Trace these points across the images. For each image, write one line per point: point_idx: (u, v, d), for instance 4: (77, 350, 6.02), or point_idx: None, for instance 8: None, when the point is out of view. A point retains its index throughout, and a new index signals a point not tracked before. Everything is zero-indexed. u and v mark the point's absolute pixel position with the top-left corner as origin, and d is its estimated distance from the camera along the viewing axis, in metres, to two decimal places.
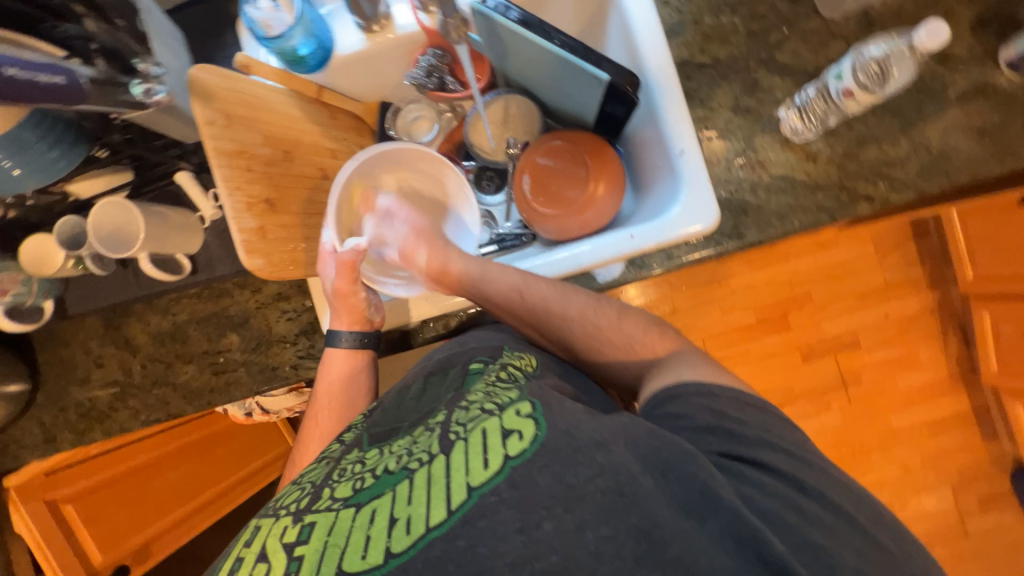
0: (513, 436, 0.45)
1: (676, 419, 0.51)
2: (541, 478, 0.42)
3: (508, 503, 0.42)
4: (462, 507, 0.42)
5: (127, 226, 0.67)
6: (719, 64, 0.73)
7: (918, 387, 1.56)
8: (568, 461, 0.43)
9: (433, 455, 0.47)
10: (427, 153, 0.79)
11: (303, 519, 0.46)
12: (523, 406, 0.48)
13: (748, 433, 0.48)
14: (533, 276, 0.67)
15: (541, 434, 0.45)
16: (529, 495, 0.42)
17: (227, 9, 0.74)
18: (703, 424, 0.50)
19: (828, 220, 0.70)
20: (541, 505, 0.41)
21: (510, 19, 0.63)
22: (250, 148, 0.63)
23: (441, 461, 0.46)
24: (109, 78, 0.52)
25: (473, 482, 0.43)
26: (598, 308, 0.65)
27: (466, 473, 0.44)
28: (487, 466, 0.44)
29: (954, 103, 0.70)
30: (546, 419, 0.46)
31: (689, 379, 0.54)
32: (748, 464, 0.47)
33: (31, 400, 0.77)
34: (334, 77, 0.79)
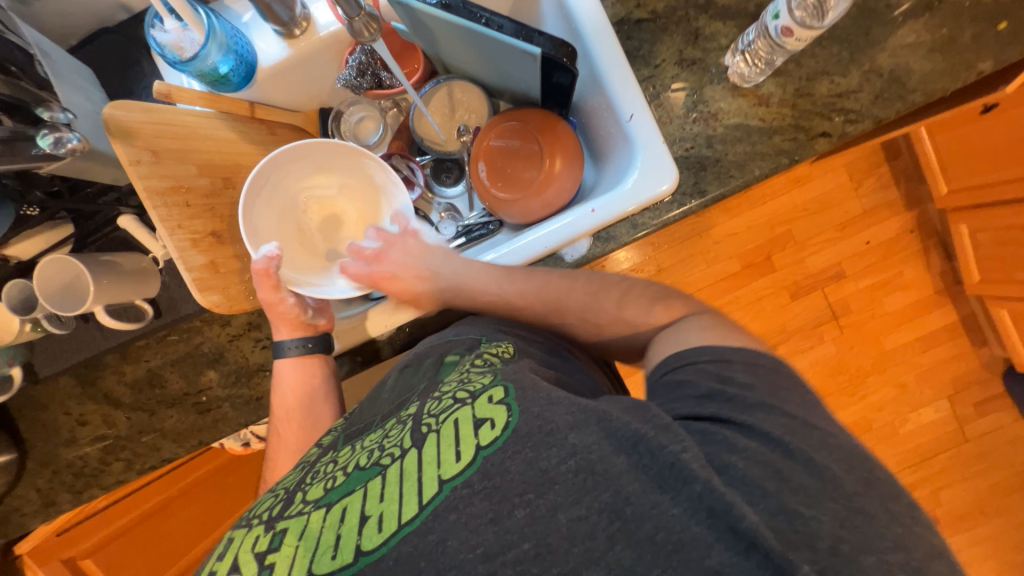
0: (484, 425, 0.46)
1: (680, 387, 0.50)
2: (513, 466, 0.43)
3: (480, 496, 0.42)
4: (433, 501, 0.43)
5: (77, 281, 0.65)
6: (658, 17, 0.70)
7: (905, 307, 1.58)
8: (539, 446, 0.44)
9: (404, 450, 0.48)
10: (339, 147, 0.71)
11: (275, 526, 0.48)
12: (496, 393, 0.49)
13: (749, 396, 0.46)
14: (524, 275, 0.68)
15: (513, 421, 0.46)
16: (501, 484, 0.42)
17: (139, 36, 0.70)
18: (706, 389, 0.48)
19: (788, 163, 0.68)
20: (514, 493, 0.42)
21: (430, 3, 0.60)
22: (185, 182, 0.61)
23: (413, 456, 0.47)
24: (16, 133, 0.49)
25: (443, 476, 0.44)
26: (598, 295, 0.64)
27: (437, 467, 0.45)
28: (459, 458, 0.45)
29: (901, 23, 0.68)
30: (518, 405, 0.47)
31: (704, 348, 0.52)
32: (735, 428, 0.45)
33: (22, 467, 0.76)
34: (264, 91, 0.75)
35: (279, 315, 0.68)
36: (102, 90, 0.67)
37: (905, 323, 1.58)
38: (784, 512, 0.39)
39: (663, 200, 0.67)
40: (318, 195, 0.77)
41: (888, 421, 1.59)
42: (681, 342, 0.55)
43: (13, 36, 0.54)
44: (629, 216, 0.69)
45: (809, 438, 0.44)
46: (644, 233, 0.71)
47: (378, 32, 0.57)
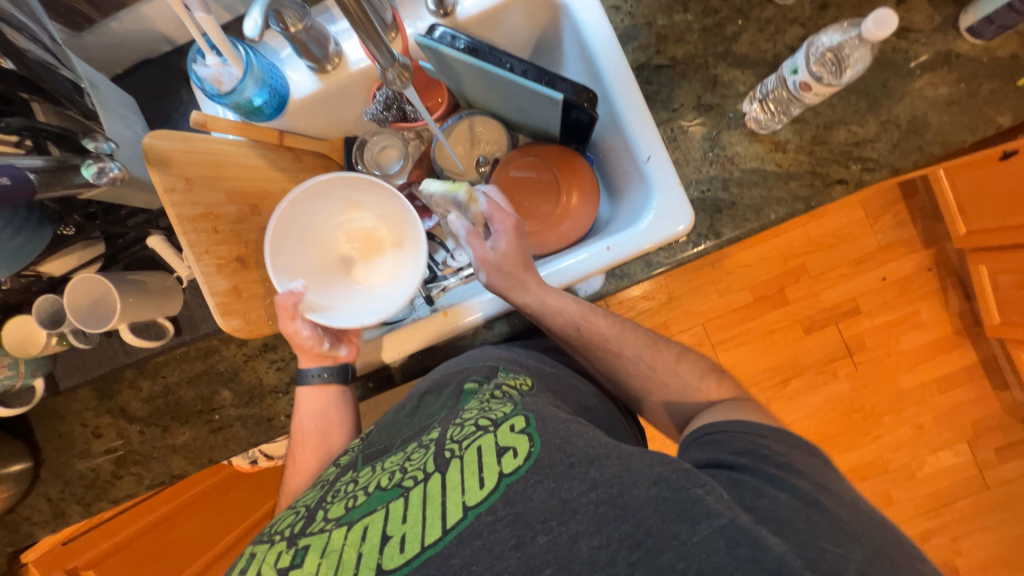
0: (507, 454, 0.46)
1: (713, 443, 0.51)
2: (536, 493, 0.43)
3: (504, 521, 0.42)
4: (457, 526, 0.43)
5: (104, 298, 0.67)
6: (678, 63, 0.71)
7: (921, 347, 1.55)
8: (561, 477, 0.43)
9: (428, 473, 0.47)
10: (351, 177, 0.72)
11: (297, 543, 0.48)
12: (517, 422, 0.49)
13: (781, 459, 0.47)
14: (591, 310, 0.68)
15: (536, 450, 0.45)
16: (524, 511, 0.42)
17: (178, 68, 0.73)
18: (743, 446, 0.49)
19: (804, 208, 0.69)
20: (536, 520, 0.41)
21: (458, 48, 0.63)
22: (214, 209, 0.63)
23: (437, 480, 0.46)
24: (62, 163, 0.51)
25: (469, 501, 0.44)
26: (655, 350, 0.66)
27: (461, 493, 0.44)
28: (483, 486, 0.44)
29: (919, 76, 0.68)
30: (540, 435, 0.47)
31: (747, 421, 0.52)
32: (764, 480, 0.45)
33: (36, 476, 0.77)
34: (293, 121, 0.78)
35: (300, 347, 0.69)
36: (141, 117, 0.70)
37: (922, 363, 1.55)
38: (807, 546, 0.40)
39: (679, 239, 0.68)
40: (355, 229, 0.80)
41: (905, 463, 1.55)
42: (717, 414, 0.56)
43: (66, 70, 0.56)
44: (643, 254, 0.69)
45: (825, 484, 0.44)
46: (658, 271, 0.72)
47: (407, 79, 0.59)
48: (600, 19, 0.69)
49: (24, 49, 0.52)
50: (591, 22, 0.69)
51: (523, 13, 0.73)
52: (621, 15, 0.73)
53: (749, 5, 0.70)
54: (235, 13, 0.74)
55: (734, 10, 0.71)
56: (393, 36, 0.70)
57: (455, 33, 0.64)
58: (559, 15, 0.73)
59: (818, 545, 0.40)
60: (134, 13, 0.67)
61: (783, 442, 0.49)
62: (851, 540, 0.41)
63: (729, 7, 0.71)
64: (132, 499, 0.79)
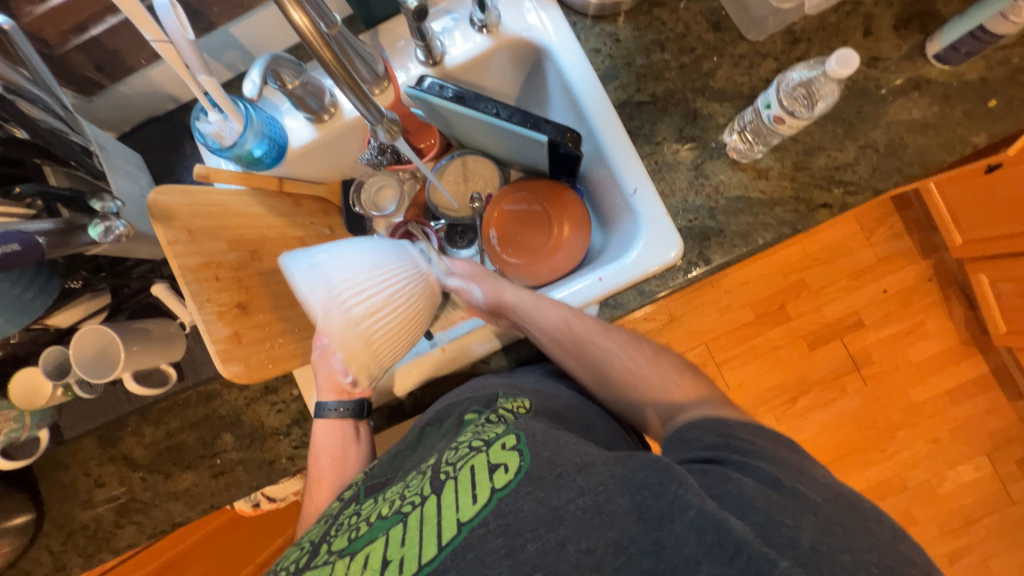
0: (498, 470, 0.46)
1: (687, 442, 0.51)
2: (526, 504, 0.43)
3: (496, 531, 0.42)
4: (452, 542, 0.43)
5: (109, 347, 0.69)
6: (658, 99, 0.74)
7: (928, 359, 1.53)
8: (551, 486, 0.43)
9: (424, 496, 0.47)
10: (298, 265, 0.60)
11: None
12: (509, 440, 0.49)
13: (747, 446, 0.47)
14: (579, 312, 0.68)
15: (525, 464, 0.45)
16: (514, 521, 0.42)
17: (183, 124, 0.77)
18: (709, 442, 0.49)
19: (791, 232, 0.70)
20: (527, 528, 0.42)
21: (446, 97, 0.67)
22: (216, 257, 0.65)
23: (432, 502, 0.46)
24: (71, 223, 0.54)
25: (462, 518, 0.44)
26: (636, 346, 0.66)
27: (456, 511, 0.44)
28: (475, 501, 0.44)
29: (892, 101, 0.71)
30: (529, 449, 0.47)
31: (704, 416, 0.53)
32: (731, 467, 0.46)
33: (39, 528, 0.77)
34: (292, 168, 0.81)
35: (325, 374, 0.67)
36: (147, 172, 0.73)
37: (931, 375, 1.52)
38: None
39: (674, 265, 0.69)
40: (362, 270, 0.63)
41: (924, 479, 1.50)
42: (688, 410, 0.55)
43: (76, 135, 0.60)
44: (638, 283, 0.70)
45: (822, 492, 0.43)
46: (654, 299, 0.72)
47: (397, 133, 0.64)
48: (581, 63, 0.73)
49: (36, 118, 0.55)
50: (573, 65, 0.73)
51: (508, 58, 0.77)
52: (602, 57, 0.76)
53: (723, 43, 0.74)
54: (236, 71, 0.79)
55: (709, 47, 0.74)
56: (385, 86, 0.73)
57: (442, 83, 0.68)
58: (542, 60, 0.77)
59: (815, 539, 0.39)
60: (141, 77, 0.71)
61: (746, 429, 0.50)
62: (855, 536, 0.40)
63: (704, 45, 0.74)
64: (134, 548, 0.78)
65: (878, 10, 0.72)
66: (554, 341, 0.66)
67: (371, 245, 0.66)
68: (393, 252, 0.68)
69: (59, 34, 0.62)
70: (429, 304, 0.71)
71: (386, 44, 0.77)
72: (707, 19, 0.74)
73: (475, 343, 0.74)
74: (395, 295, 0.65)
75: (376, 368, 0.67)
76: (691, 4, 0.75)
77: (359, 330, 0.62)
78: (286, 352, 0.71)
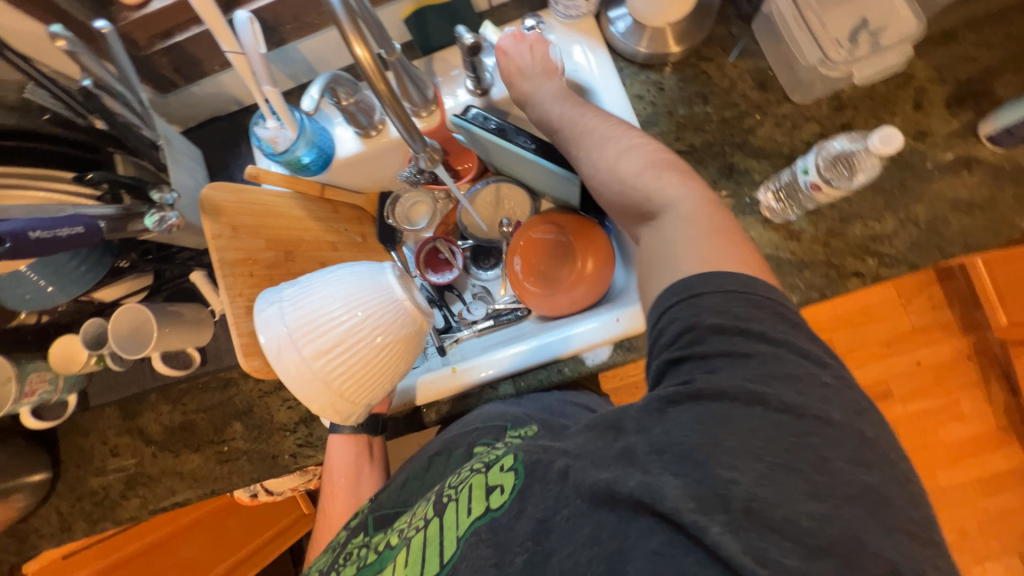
0: (494, 491, 0.48)
1: (674, 322, 0.45)
2: (520, 523, 0.43)
3: (487, 542, 0.44)
4: (451, 558, 0.46)
5: (143, 326, 0.73)
6: (696, 150, 0.75)
7: (959, 442, 1.44)
8: (540, 501, 0.43)
9: (428, 519, 0.52)
10: (266, 307, 0.58)
11: None
12: (506, 461, 0.50)
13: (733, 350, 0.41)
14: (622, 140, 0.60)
15: (518, 484, 0.46)
16: (505, 538, 0.43)
17: (242, 126, 0.83)
18: (687, 327, 0.44)
19: (819, 297, 0.69)
20: (516, 543, 0.43)
21: (488, 129, 0.71)
22: (254, 255, 0.68)
23: (435, 524, 0.50)
24: (130, 211, 0.58)
25: (460, 533, 0.47)
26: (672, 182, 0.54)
27: (455, 529, 0.48)
28: (471, 514, 0.48)
29: (938, 177, 0.69)
30: (523, 467, 0.47)
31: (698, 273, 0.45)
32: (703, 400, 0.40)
33: (52, 488, 0.81)
34: (335, 176, 0.85)
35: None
36: (203, 167, 0.79)
37: (961, 459, 1.44)
38: None
39: None
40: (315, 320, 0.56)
41: None
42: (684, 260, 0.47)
43: (147, 129, 0.65)
44: None
45: None
46: None
47: (435, 161, 0.67)
48: (623, 107, 0.75)
49: (115, 111, 0.60)
50: (615, 108, 0.75)
51: None
52: (644, 103, 0.77)
53: (767, 102, 0.74)
54: (297, 82, 0.84)
55: (752, 105, 0.74)
56: (433, 110, 0.77)
57: (486, 115, 0.71)
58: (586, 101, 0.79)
59: None
60: (212, 80, 0.76)
61: (715, 298, 0.43)
62: (794, 480, 0.36)
63: (748, 102, 0.75)
64: (134, 521, 0.81)
65: (930, 85, 0.71)
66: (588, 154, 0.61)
67: (341, 271, 0.59)
68: (363, 279, 0.57)
69: (148, 38, 0.68)
70: (399, 343, 0.58)
71: (438, 71, 0.81)
72: (754, 77, 0.75)
73: (483, 368, 0.75)
74: (352, 332, 0.56)
75: (346, 408, 0.60)
76: (738, 61, 0.76)
77: (314, 371, 0.56)
78: None
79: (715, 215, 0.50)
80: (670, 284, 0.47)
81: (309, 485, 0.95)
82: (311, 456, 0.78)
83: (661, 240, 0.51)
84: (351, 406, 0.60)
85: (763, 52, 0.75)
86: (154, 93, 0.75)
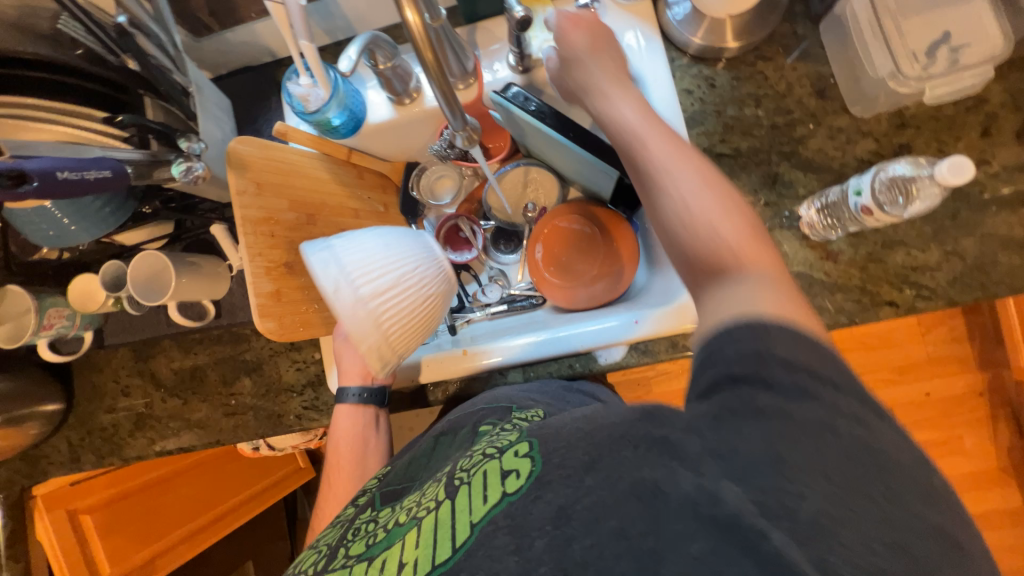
0: (509, 475, 0.40)
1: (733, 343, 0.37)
2: (537, 509, 0.37)
3: (505, 530, 0.37)
4: (465, 544, 0.39)
5: (161, 273, 0.73)
6: (740, 155, 0.71)
7: (957, 477, 1.43)
8: (560, 489, 0.37)
9: (438, 501, 0.44)
10: (308, 253, 0.55)
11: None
12: (521, 446, 0.42)
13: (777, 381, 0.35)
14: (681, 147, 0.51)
15: (537, 469, 0.39)
16: (522, 523, 0.37)
17: (273, 80, 0.80)
18: (740, 365, 0.36)
19: (847, 323, 0.66)
20: (534, 527, 0.36)
21: (529, 109, 0.67)
22: (276, 214, 0.67)
23: (447, 506, 0.43)
24: (156, 158, 0.56)
25: (475, 519, 0.40)
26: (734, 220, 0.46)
27: (469, 513, 0.41)
28: (487, 501, 0.40)
29: (994, 211, 0.66)
30: (542, 454, 0.40)
31: (751, 314, 0.38)
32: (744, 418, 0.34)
33: (64, 420, 0.83)
34: (364, 141, 0.83)
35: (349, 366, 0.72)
36: (232, 118, 0.77)
37: (955, 494, 1.43)
38: None
39: None
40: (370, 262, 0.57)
41: None
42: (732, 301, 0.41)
43: (178, 75, 0.63)
44: (673, 334, 0.70)
45: None
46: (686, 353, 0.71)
47: (474, 140, 0.65)
48: (670, 101, 0.71)
49: (147, 52, 0.58)
50: (662, 102, 0.71)
51: None
52: (692, 99, 0.73)
53: (823, 111, 0.70)
54: (334, 38, 0.81)
55: (807, 113, 0.70)
56: (471, 83, 0.74)
57: (528, 94, 0.68)
58: None
59: None
60: (248, 28, 0.74)
61: (788, 337, 0.37)
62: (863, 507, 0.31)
63: (803, 109, 0.71)
64: (140, 460, 0.83)
65: (1002, 112, 0.66)
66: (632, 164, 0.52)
67: (383, 229, 0.63)
68: (406, 241, 0.62)
69: None
70: (438, 301, 0.63)
71: (480, 42, 0.77)
72: (813, 83, 0.71)
73: (494, 354, 0.74)
74: (404, 280, 0.59)
75: (383, 360, 0.59)
76: (798, 64, 0.71)
77: (368, 311, 0.55)
78: (317, 319, 0.72)
79: (766, 258, 0.44)
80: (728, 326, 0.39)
81: (309, 445, 0.97)
82: (315, 419, 0.79)
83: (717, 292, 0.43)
84: (388, 359, 0.59)
85: (826, 57, 0.71)
86: (188, 36, 0.73)
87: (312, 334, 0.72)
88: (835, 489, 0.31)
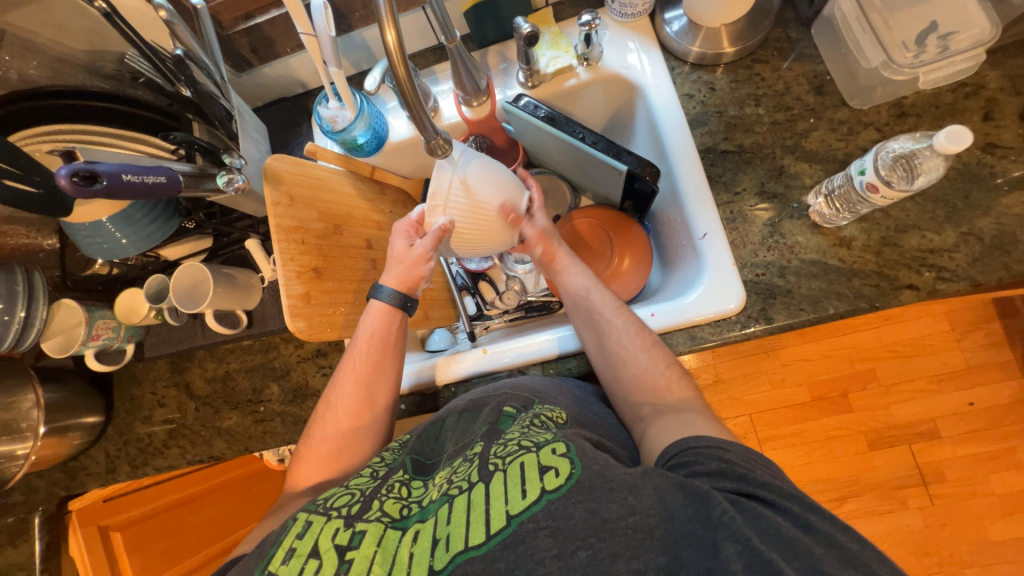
0: (549, 473, 0.48)
1: (689, 467, 0.49)
2: (577, 512, 0.45)
3: (546, 531, 0.45)
4: (501, 533, 0.46)
5: (200, 285, 0.77)
6: (744, 151, 0.74)
7: (1017, 493, 1.31)
8: (600, 498, 0.46)
9: (472, 483, 0.51)
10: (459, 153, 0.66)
11: (354, 525, 0.51)
12: (558, 446, 0.51)
13: (756, 476, 0.46)
14: (601, 286, 0.73)
15: (575, 472, 0.48)
16: (565, 526, 0.45)
17: (305, 109, 0.88)
18: (715, 469, 0.47)
19: (866, 308, 0.66)
20: (577, 536, 0.44)
21: (538, 115, 0.73)
22: (307, 224, 0.71)
23: (481, 489, 0.50)
24: (202, 171, 0.62)
25: (511, 510, 0.47)
26: (638, 331, 0.67)
27: (505, 503, 0.47)
28: (525, 496, 0.47)
29: (1006, 191, 0.66)
30: (580, 459, 0.49)
31: (703, 435, 0.52)
32: (783, 511, 0.43)
33: (103, 432, 0.86)
34: (386, 159, 0.89)
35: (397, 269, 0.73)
36: (267, 141, 0.84)
37: (1017, 514, 1.31)
38: None
39: (730, 316, 0.69)
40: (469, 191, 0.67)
41: None
42: (679, 426, 0.54)
43: (224, 101, 0.69)
44: (690, 325, 0.70)
45: None
46: (703, 347, 0.70)
47: (450, 149, 0.62)
48: (673, 104, 0.76)
49: (201, 82, 0.64)
50: (664, 107, 0.76)
51: (603, 90, 0.82)
52: (694, 102, 0.77)
53: (823, 106, 0.73)
54: (359, 68, 0.90)
55: (807, 108, 0.73)
56: (483, 100, 0.79)
57: (537, 102, 0.74)
58: (636, 97, 0.81)
59: None
60: (283, 62, 0.82)
61: (740, 451, 0.49)
62: (829, 545, 0.42)
63: (802, 105, 0.74)
64: (171, 470, 0.85)
65: (1003, 96, 0.68)
66: (573, 302, 0.73)
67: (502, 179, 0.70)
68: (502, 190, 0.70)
69: (232, 18, 0.76)
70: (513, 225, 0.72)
71: (492, 63, 0.84)
72: (810, 81, 0.74)
73: (514, 351, 0.75)
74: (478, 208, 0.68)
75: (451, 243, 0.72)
76: (795, 64, 0.75)
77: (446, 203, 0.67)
78: (342, 321, 0.76)
79: (645, 332, 0.67)
80: (679, 436, 0.53)
81: None
82: None
83: (621, 371, 0.65)
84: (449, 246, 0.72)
85: (821, 57, 0.74)
86: (231, 72, 0.82)
87: (339, 335, 0.76)
88: (818, 542, 0.42)
